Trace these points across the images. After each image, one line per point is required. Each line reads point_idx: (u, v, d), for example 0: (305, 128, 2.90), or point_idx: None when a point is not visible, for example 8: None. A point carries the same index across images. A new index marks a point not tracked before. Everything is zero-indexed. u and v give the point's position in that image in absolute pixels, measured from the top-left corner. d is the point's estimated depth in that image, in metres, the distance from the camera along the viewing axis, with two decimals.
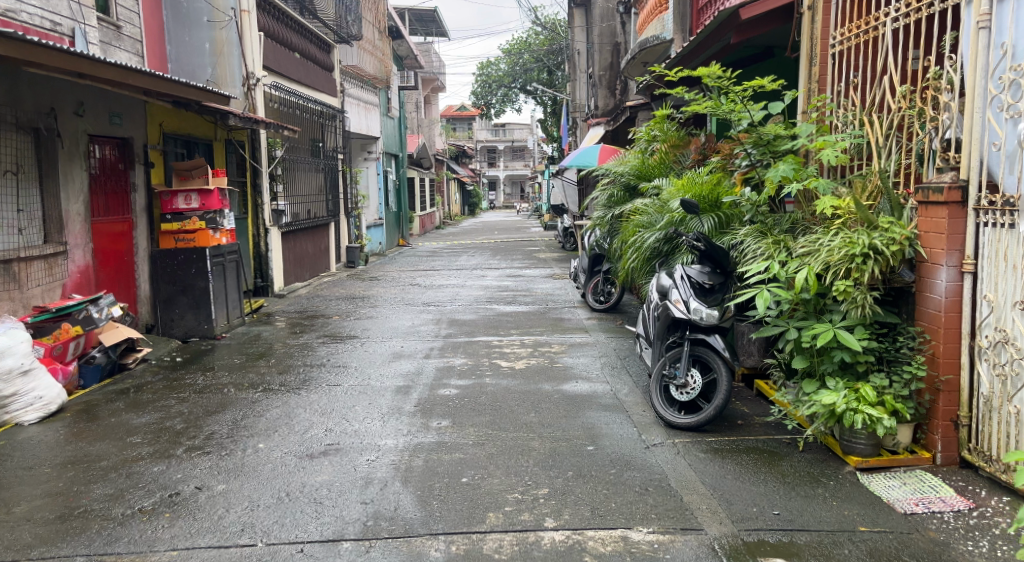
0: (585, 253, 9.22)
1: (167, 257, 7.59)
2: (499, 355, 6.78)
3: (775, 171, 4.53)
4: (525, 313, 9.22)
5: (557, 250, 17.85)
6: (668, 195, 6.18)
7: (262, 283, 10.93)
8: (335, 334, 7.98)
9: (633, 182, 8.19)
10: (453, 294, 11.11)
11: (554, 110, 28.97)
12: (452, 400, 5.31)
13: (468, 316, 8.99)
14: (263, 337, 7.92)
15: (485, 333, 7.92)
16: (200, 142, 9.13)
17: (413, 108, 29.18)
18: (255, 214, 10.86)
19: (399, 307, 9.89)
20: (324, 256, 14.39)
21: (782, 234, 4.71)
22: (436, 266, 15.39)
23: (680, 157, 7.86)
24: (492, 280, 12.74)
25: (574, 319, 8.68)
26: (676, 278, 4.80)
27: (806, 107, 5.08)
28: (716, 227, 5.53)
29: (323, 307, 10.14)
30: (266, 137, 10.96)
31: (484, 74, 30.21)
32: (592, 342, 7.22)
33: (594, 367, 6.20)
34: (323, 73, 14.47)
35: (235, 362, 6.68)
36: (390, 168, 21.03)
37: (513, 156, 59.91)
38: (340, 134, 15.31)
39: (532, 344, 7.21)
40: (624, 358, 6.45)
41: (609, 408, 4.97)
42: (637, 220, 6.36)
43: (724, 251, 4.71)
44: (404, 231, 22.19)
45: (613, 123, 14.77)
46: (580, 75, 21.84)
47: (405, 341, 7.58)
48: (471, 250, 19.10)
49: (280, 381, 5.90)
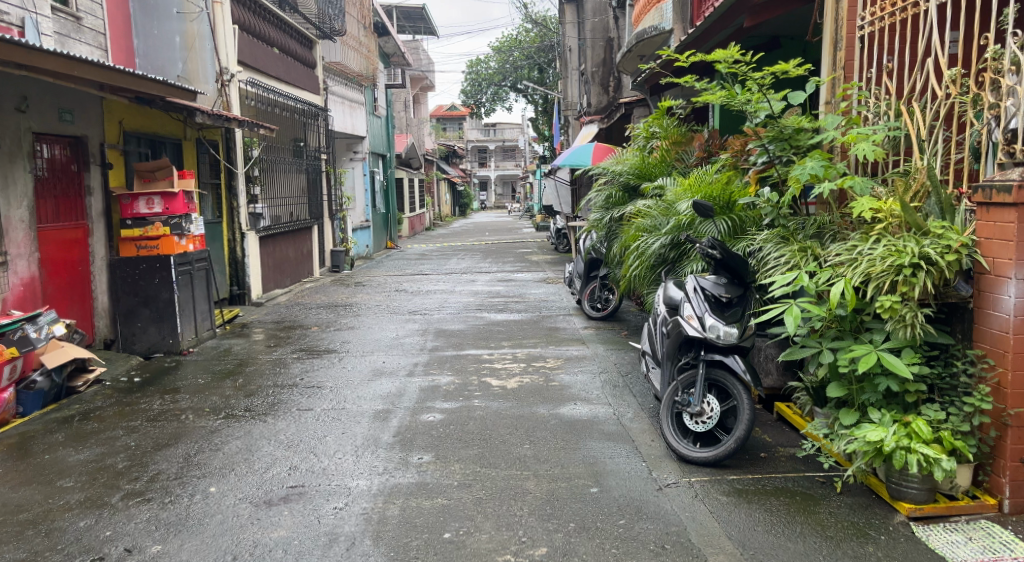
0: (581, 257, 8.66)
1: (127, 265, 6.99)
2: (489, 372, 6.20)
3: (801, 168, 3.94)
4: (517, 322, 8.64)
5: (550, 253, 17.26)
6: (674, 196, 5.61)
7: (238, 291, 10.32)
8: (312, 348, 7.38)
9: (633, 182, 7.63)
10: (442, 301, 10.53)
11: (546, 109, 28.38)
12: (436, 428, 4.72)
13: (456, 326, 8.41)
14: (234, 352, 7.31)
15: (474, 346, 7.33)
16: (166, 141, 8.52)
17: (401, 108, 28.61)
18: (230, 218, 10.25)
19: (383, 316, 9.30)
20: (307, 261, 13.78)
21: (808, 241, 4.16)
22: (424, 270, 14.79)
23: (683, 155, 7.32)
24: (483, 285, 12.15)
25: (571, 329, 8.12)
26: (687, 291, 4.26)
27: (830, 96, 4.52)
28: (729, 232, 4.97)
29: (302, 317, 9.53)
30: (242, 136, 10.36)
31: (473, 73, 29.89)
32: (590, 356, 6.65)
33: (594, 386, 5.64)
34: (305, 69, 13.83)
35: (199, 382, 6.08)
36: (377, 169, 20.41)
37: (505, 157, 59.35)
38: (323, 133, 14.70)
39: (525, 359, 6.64)
40: (627, 375, 5.89)
41: (612, 437, 4.41)
42: (640, 223, 5.79)
43: (743, 260, 4.15)
44: (393, 233, 21.60)
45: (607, 121, 14.20)
46: (572, 72, 21.26)
47: (388, 355, 6.98)
48: (461, 253, 18.51)
49: (246, 406, 5.31)
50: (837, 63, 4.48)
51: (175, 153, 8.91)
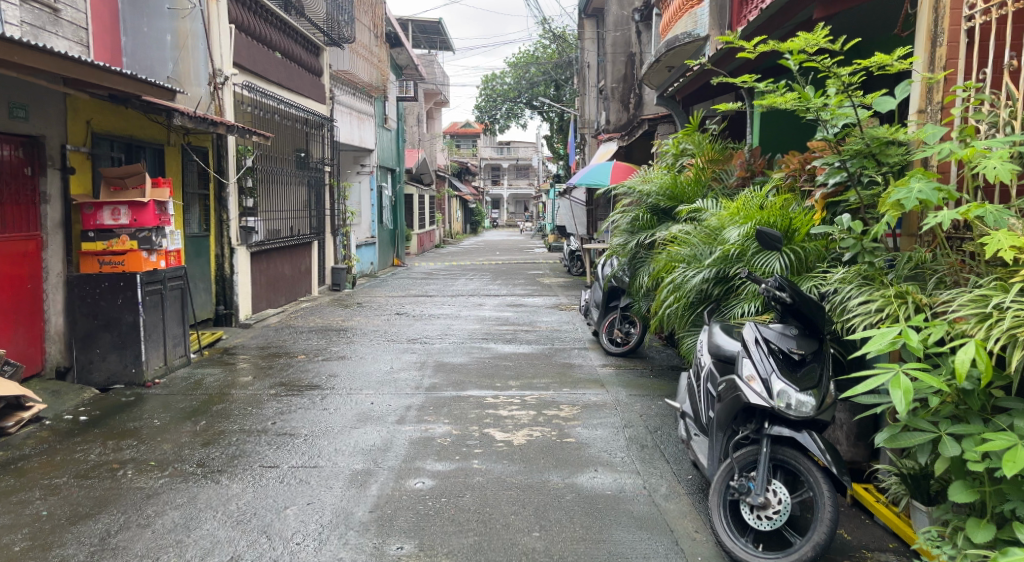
0: (600, 285, 7.79)
1: (86, 284, 6.12)
2: (494, 421, 5.29)
3: (905, 191, 3.03)
4: (527, 356, 7.73)
5: (562, 275, 16.39)
6: (721, 222, 4.72)
7: (224, 310, 9.47)
8: (294, 383, 6.50)
9: (665, 205, 6.52)
10: (445, 327, 9.64)
11: (561, 127, 27.62)
12: (423, 500, 3.83)
13: (459, 360, 7.50)
14: (206, 383, 6.45)
15: (477, 384, 6.42)
16: (145, 146, 7.67)
17: (415, 121, 27.92)
18: (219, 231, 9.41)
19: (379, 345, 8.42)
20: (305, 278, 12.95)
21: (903, 283, 3.27)
22: (429, 291, 13.94)
23: (723, 173, 6.53)
24: (490, 310, 11.26)
25: (587, 365, 7.23)
26: (747, 343, 3.36)
27: (925, 104, 3.67)
28: (792, 267, 4.06)
29: (289, 342, 8.66)
30: (235, 143, 9.54)
31: (489, 88, 29.24)
32: (611, 403, 5.74)
33: (617, 445, 4.75)
34: (309, 76, 13.02)
35: (155, 423, 5.20)
36: (385, 182, 19.59)
37: (518, 175, 58.74)
38: (328, 144, 13.90)
39: (536, 404, 5.73)
40: (656, 431, 5.00)
41: (645, 526, 3.54)
42: (675, 251, 4.90)
43: (819, 304, 3.25)
44: (400, 250, 20.78)
45: (627, 139, 13.35)
46: (590, 89, 20.44)
47: (379, 395, 6.09)
48: (469, 272, 17.64)
49: (199, 459, 4.42)
50: (936, 62, 3.61)
51: (155, 160, 8.09)
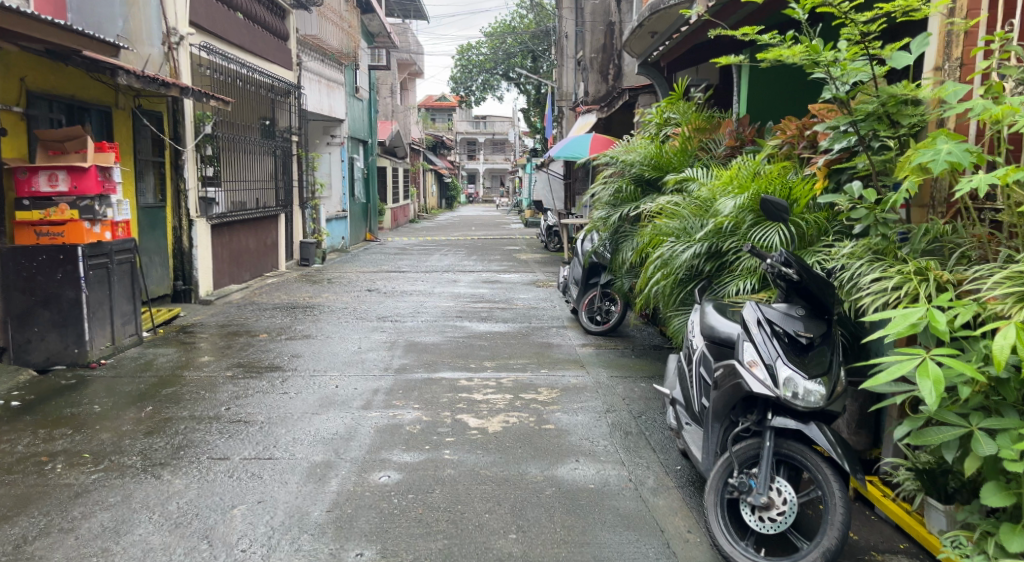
0: (579, 262, 7.45)
1: (21, 256, 5.64)
2: (468, 407, 4.92)
3: (932, 153, 2.69)
4: (503, 335, 7.37)
5: (538, 251, 16.02)
6: (712, 193, 4.36)
7: (183, 286, 9.04)
8: (253, 365, 6.08)
9: (650, 175, 6.14)
10: (417, 304, 9.24)
11: (538, 100, 27.10)
12: (387, 498, 3.45)
13: (431, 339, 7.11)
14: (157, 364, 6.04)
15: (450, 365, 6.06)
16: (91, 107, 7.19)
17: (388, 93, 27.25)
18: (175, 202, 8.92)
19: (346, 323, 8.00)
20: (271, 253, 12.46)
21: (921, 258, 2.95)
22: (402, 267, 13.50)
23: (711, 143, 6.12)
24: (465, 287, 10.84)
25: (566, 345, 6.88)
26: (747, 324, 2.99)
27: (942, 61, 3.34)
28: (794, 241, 3.71)
29: (251, 320, 8.22)
30: (193, 108, 9.05)
31: (463, 58, 28.55)
32: (592, 386, 5.41)
33: (600, 432, 4.41)
34: (274, 40, 12.42)
35: (95, 409, 4.77)
36: (356, 154, 19.02)
37: (493, 150, 58.11)
38: (295, 112, 13.33)
39: (512, 387, 5.37)
40: (640, 416, 4.67)
41: (633, 525, 3.20)
42: (663, 224, 4.52)
43: (828, 281, 2.89)
44: (373, 225, 20.26)
45: (607, 110, 12.93)
46: (568, 61, 19.95)
47: (344, 378, 5.69)
48: (444, 248, 17.18)
49: (140, 450, 4.02)
50: (956, 13, 3.28)
51: (100, 122, 7.61)
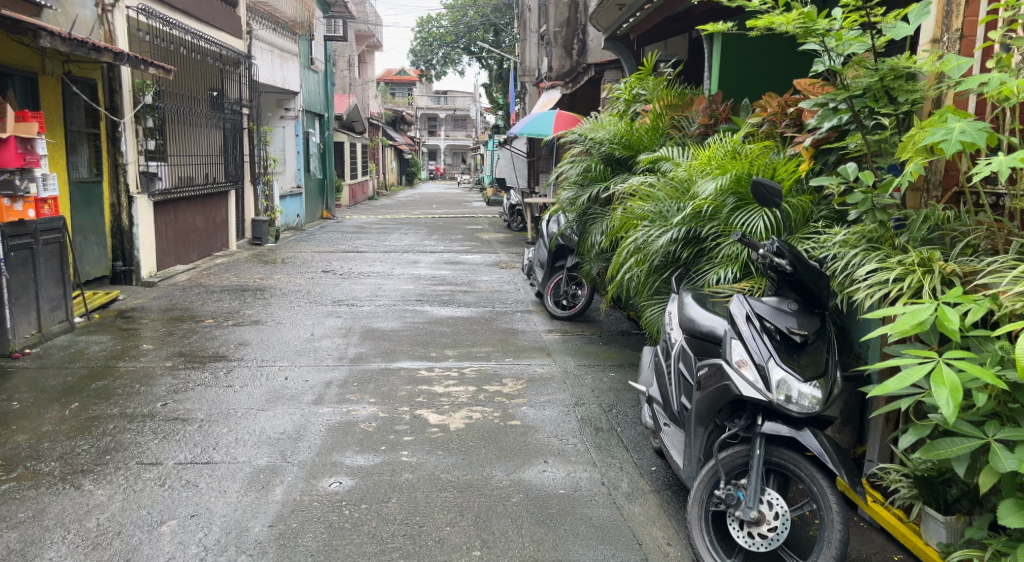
0: (544, 244, 7.19)
1: None
2: (427, 401, 4.61)
3: (943, 131, 2.40)
4: (464, 320, 7.05)
5: (501, 230, 15.68)
6: (690, 174, 4.06)
7: (123, 267, 8.73)
8: (195, 355, 5.71)
9: (620, 154, 5.82)
10: (375, 287, 8.88)
11: (500, 75, 26.63)
12: (338, 509, 3.13)
13: (389, 325, 6.76)
14: (89, 354, 5.74)
15: (408, 354, 5.74)
16: (14, 73, 6.91)
17: (345, 66, 26.62)
18: (114, 176, 8.55)
19: (299, 307, 7.63)
20: (222, 232, 11.95)
21: (922, 248, 2.67)
22: (360, 246, 13.09)
23: (682, 120, 5.82)
24: (426, 268, 10.47)
25: (531, 331, 6.60)
26: (735, 320, 2.69)
27: (941, 31, 3.05)
28: (776, 228, 3.43)
29: (198, 305, 7.82)
30: (131, 75, 8.64)
31: (424, 31, 27.96)
32: (559, 377, 5.13)
33: (569, 428, 4.13)
34: (223, 8, 11.83)
35: (15, 408, 4.39)
36: (312, 129, 18.42)
37: (455, 126, 57.43)
38: (246, 83, 12.77)
39: (475, 379, 5.07)
40: (611, 411, 4.40)
41: (609, 539, 2.92)
42: (637, 207, 4.23)
43: (823, 274, 2.61)
44: (331, 203, 19.73)
45: (572, 85, 12.59)
46: (531, 35, 19.53)
47: (295, 368, 5.33)
48: (404, 226, 16.74)
49: (60, 455, 3.70)
50: None
51: (26, 90, 7.19)
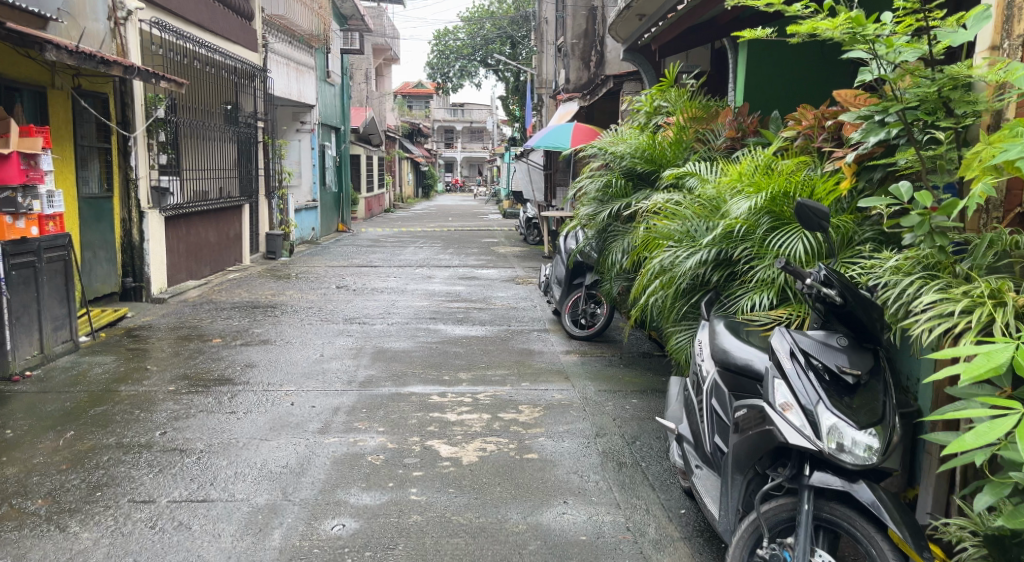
0: (562, 261, 6.95)
1: None
2: (439, 431, 4.35)
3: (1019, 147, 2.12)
4: (479, 339, 6.80)
5: (517, 244, 15.44)
6: (719, 191, 3.78)
7: (133, 283, 8.56)
8: (200, 378, 5.49)
9: (642, 168, 5.54)
10: (388, 304, 8.65)
11: (516, 88, 26.48)
12: (341, 557, 2.88)
13: (401, 345, 6.52)
14: (91, 377, 5.54)
15: (420, 378, 5.48)
16: (22, 88, 6.76)
17: (362, 79, 26.61)
18: (125, 191, 8.42)
19: (310, 325, 7.41)
20: (235, 246, 11.80)
21: (990, 277, 2.39)
22: (374, 260, 12.89)
23: (709, 133, 5.54)
24: (440, 283, 10.24)
25: (549, 353, 6.34)
26: (777, 355, 2.40)
27: (1001, 38, 2.76)
28: (817, 251, 3.14)
29: (206, 323, 7.62)
30: (143, 89, 8.52)
31: (440, 44, 27.91)
32: (578, 404, 4.86)
33: (589, 463, 3.86)
34: (238, 21, 11.74)
35: (8, 437, 4.17)
36: (328, 142, 18.29)
37: (471, 138, 57.44)
38: (260, 97, 12.65)
39: (490, 405, 4.81)
40: (635, 444, 4.12)
41: None
42: (662, 225, 3.96)
43: (877, 306, 2.33)
44: (346, 216, 19.59)
45: (589, 98, 12.36)
46: (547, 47, 19.36)
47: (301, 393, 5.10)
48: (419, 240, 16.55)
49: (48, 492, 3.48)
50: None
51: (35, 104, 7.04)
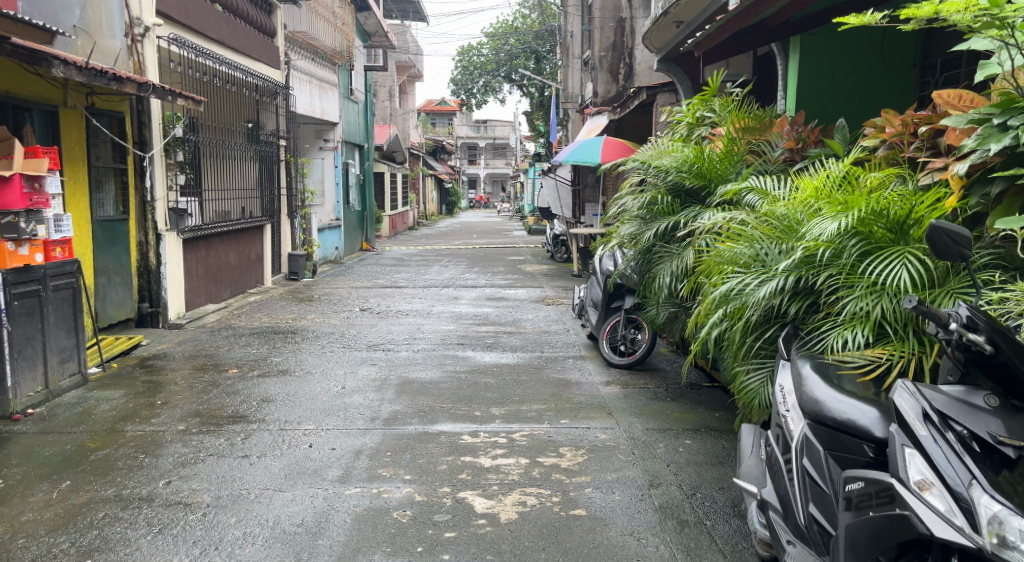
0: (600, 282, 6.51)
1: None
2: (472, 480, 3.88)
3: None
4: (511, 368, 6.33)
5: (544, 262, 14.97)
6: (793, 210, 3.30)
7: (150, 308, 8.22)
8: (212, 415, 5.07)
9: (690, 184, 5.04)
10: (413, 328, 8.22)
11: (541, 103, 26.12)
12: None
13: (428, 375, 6.08)
14: (97, 414, 5.15)
15: (450, 414, 5.03)
16: (32, 107, 6.43)
17: (385, 96, 26.45)
18: (141, 214, 8.09)
19: (331, 353, 6.99)
20: (256, 267, 11.49)
21: None
22: (399, 281, 12.50)
23: (764, 145, 5.03)
24: (467, 305, 9.79)
25: (587, 383, 5.85)
26: (903, 416, 1.92)
27: None
28: (922, 280, 2.66)
29: (223, 350, 7.24)
30: (160, 107, 8.22)
31: (464, 59, 27.66)
32: (625, 445, 4.37)
33: (645, 522, 3.37)
34: (260, 38, 11.47)
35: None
36: (352, 160, 17.99)
37: (495, 154, 57.28)
38: (283, 115, 12.35)
39: (527, 448, 4.34)
40: (694, 498, 3.62)
41: None
42: (726, 248, 3.46)
43: None
44: (370, 234, 19.29)
45: (619, 110, 11.91)
46: (574, 61, 18.99)
47: (320, 433, 4.66)
48: (445, 259, 16.15)
49: (31, 560, 3.09)
50: None
51: (46, 125, 6.68)
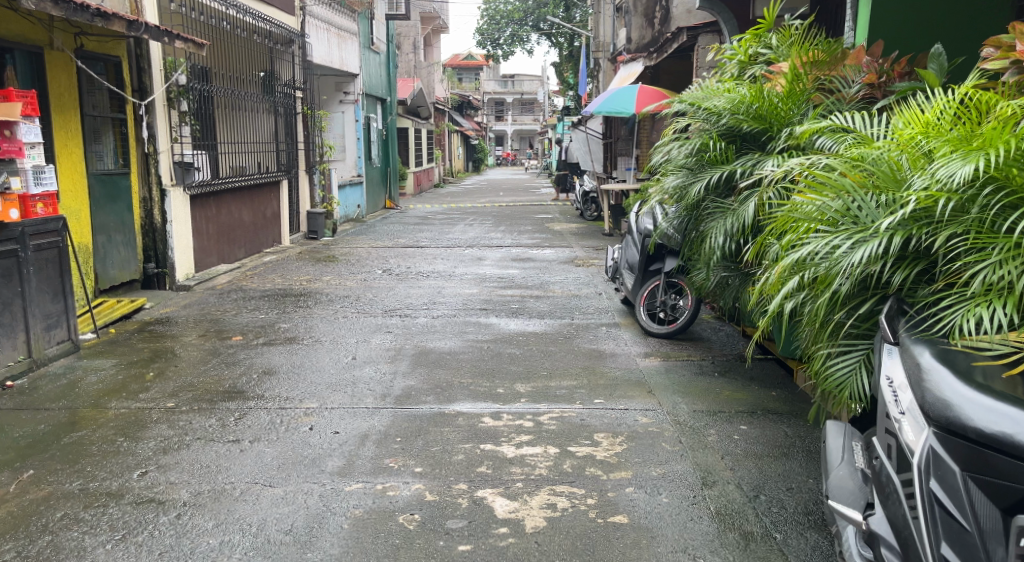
0: (636, 242, 5.85)
1: None
2: (493, 474, 3.30)
3: None
4: (539, 337, 5.74)
5: (574, 220, 14.30)
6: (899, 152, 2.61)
7: (155, 269, 7.75)
8: (206, 390, 4.56)
9: (748, 129, 4.32)
10: (435, 291, 7.65)
11: (571, 54, 25.10)
12: None
13: (447, 345, 5.51)
14: (81, 388, 4.66)
15: (470, 390, 4.46)
16: (14, 47, 5.85)
17: (410, 48, 25.60)
18: (143, 167, 7.54)
19: (344, 318, 6.45)
20: (273, 226, 10.98)
21: None
22: (421, 239, 11.93)
23: (838, 80, 4.30)
24: (492, 266, 9.19)
25: (623, 354, 5.25)
26: None
27: None
28: None
29: (230, 315, 6.74)
30: (160, 51, 7.64)
31: (491, 8, 26.63)
32: (672, 432, 3.77)
33: (700, 534, 2.78)
34: None
35: None
36: (374, 114, 17.32)
37: (522, 110, 56.14)
38: (298, 64, 11.68)
39: (558, 434, 3.76)
40: (758, 502, 3.02)
41: None
42: (805, 201, 2.78)
43: None
44: (394, 191, 18.71)
45: (656, 55, 11.11)
46: (605, 6, 18.00)
47: (324, 413, 4.12)
48: (470, 217, 15.53)
49: None
50: None
51: (31, 69, 6.11)
